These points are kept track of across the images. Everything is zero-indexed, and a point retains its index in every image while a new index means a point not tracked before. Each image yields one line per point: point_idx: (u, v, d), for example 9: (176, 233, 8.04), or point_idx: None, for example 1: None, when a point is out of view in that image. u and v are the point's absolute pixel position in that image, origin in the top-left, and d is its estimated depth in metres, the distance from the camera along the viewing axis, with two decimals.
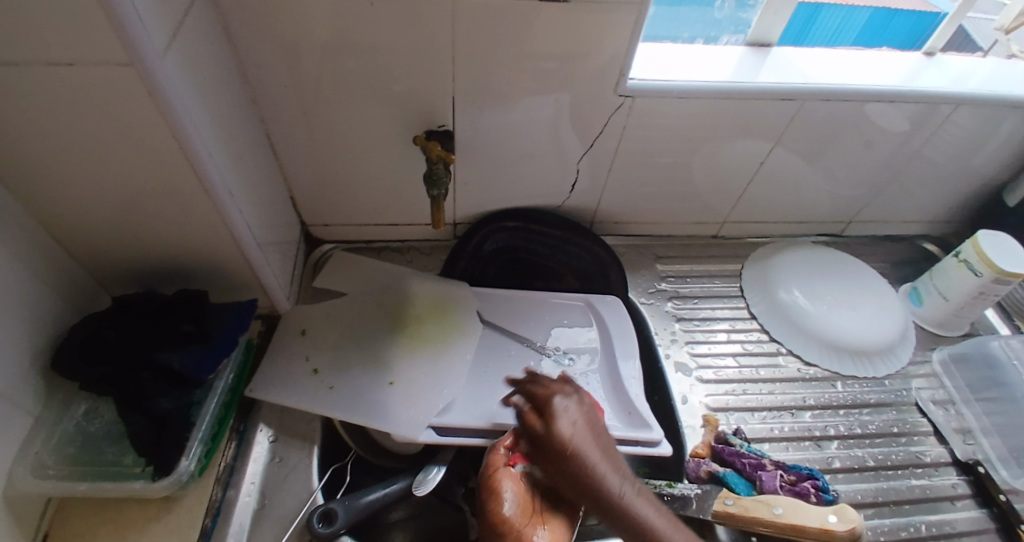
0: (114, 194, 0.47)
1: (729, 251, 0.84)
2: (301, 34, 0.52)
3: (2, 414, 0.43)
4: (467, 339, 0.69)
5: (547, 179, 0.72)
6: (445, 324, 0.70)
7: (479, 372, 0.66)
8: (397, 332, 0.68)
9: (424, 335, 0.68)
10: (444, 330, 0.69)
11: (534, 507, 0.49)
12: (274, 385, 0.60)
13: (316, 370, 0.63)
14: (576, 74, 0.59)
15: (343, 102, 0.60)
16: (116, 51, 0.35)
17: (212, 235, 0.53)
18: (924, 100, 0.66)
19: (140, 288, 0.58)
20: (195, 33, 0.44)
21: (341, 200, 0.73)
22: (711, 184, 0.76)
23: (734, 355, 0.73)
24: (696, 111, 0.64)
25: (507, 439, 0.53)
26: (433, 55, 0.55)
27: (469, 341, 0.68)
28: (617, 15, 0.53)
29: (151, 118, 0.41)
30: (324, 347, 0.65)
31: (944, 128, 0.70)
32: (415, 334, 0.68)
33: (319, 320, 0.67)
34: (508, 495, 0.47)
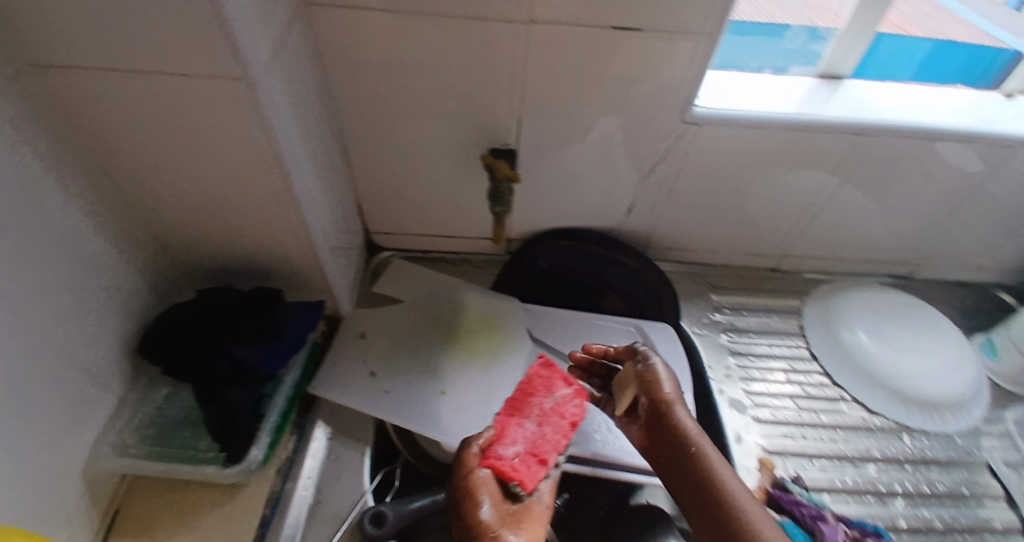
0: (207, 196, 0.51)
1: (788, 285, 0.82)
2: (384, 54, 0.55)
3: (84, 391, 0.47)
4: (516, 355, 0.70)
5: (604, 201, 0.73)
6: (495, 339, 0.71)
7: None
8: (450, 343, 0.69)
9: (477, 348, 0.69)
10: (495, 345, 0.70)
11: (506, 510, 0.48)
12: (332, 385, 0.62)
13: (373, 374, 0.65)
14: (642, 99, 0.59)
15: (415, 119, 0.62)
16: (227, 66, 0.38)
17: (289, 237, 0.56)
18: (1009, 141, 0.62)
19: (218, 283, 0.62)
20: (292, 50, 0.47)
21: (402, 211, 0.75)
22: (772, 214, 0.74)
23: (793, 397, 0.70)
24: (761, 142, 0.63)
25: (479, 438, 0.53)
26: (504, 77, 0.57)
27: (519, 359, 0.69)
28: (688, 43, 0.53)
29: (249, 127, 0.44)
30: (380, 352, 0.67)
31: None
32: (467, 347, 0.69)
33: (377, 325, 0.69)
34: (485, 499, 0.47)
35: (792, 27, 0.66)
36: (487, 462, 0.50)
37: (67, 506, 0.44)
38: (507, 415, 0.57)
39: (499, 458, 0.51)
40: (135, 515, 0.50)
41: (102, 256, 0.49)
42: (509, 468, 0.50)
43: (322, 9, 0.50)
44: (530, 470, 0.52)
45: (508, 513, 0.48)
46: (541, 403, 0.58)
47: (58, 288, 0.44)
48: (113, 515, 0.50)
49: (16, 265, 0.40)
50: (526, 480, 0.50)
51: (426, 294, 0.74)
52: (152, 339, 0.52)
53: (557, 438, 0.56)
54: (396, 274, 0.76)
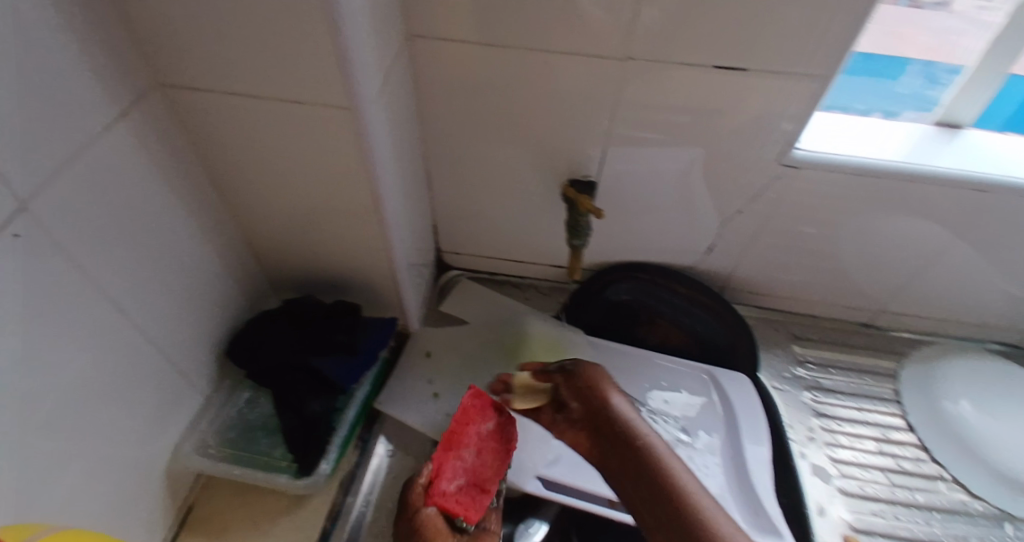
0: (302, 212, 0.53)
1: (882, 344, 0.75)
2: (478, 85, 0.56)
3: (176, 387, 0.50)
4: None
5: (684, 237, 0.70)
6: None
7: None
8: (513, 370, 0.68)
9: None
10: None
11: None
12: (398, 402, 0.63)
13: (437, 395, 0.65)
14: (737, 139, 0.57)
15: (499, 147, 0.63)
16: (341, 96, 0.40)
17: (372, 255, 0.58)
18: None
19: (299, 292, 0.65)
20: (395, 79, 0.49)
21: (476, 233, 0.76)
22: (869, 266, 0.68)
23: (884, 470, 0.64)
24: (866, 190, 0.59)
25: (424, 473, 0.53)
26: (594, 110, 0.57)
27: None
28: (796, 86, 0.50)
29: (351, 153, 0.46)
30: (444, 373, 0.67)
31: None
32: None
33: (442, 345, 0.70)
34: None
35: (909, 68, 0.60)
36: (433, 500, 0.52)
37: (151, 497, 0.48)
38: (444, 448, 0.56)
39: (441, 493, 0.52)
40: (208, 511, 0.54)
41: (205, 262, 0.52)
42: (451, 504, 0.52)
43: (426, 41, 0.52)
44: (474, 502, 0.52)
45: None
46: (478, 429, 0.57)
47: (167, 291, 0.47)
48: (187, 510, 0.53)
49: (137, 269, 0.43)
50: (473, 514, 0.51)
51: (493, 317, 0.74)
52: (239, 344, 0.55)
53: (496, 463, 0.56)
54: (463, 294, 0.77)
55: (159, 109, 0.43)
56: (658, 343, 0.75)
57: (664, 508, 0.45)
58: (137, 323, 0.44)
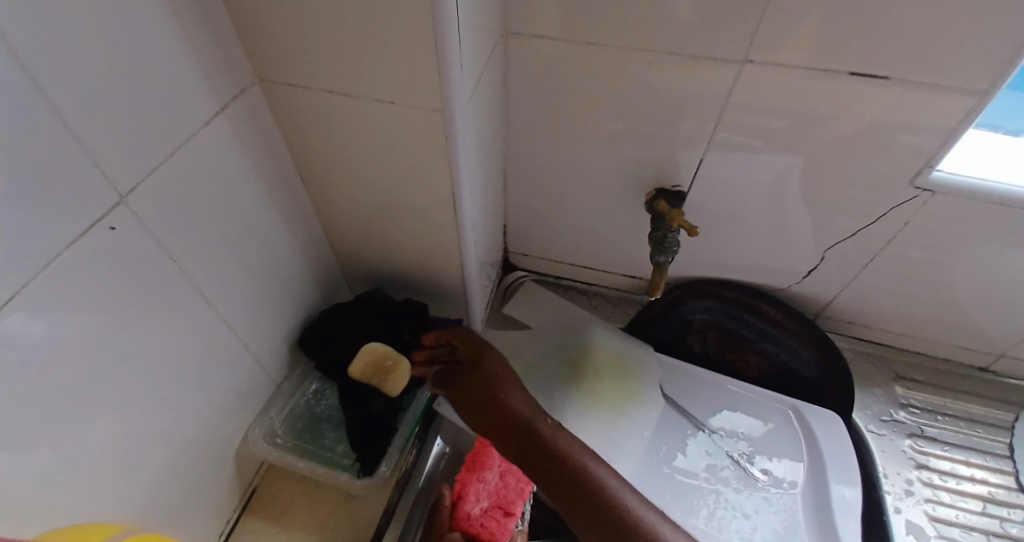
0: (379, 210, 0.53)
1: (1003, 394, 0.66)
2: (570, 85, 0.53)
3: (251, 374, 0.52)
4: (647, 409, 0.64)
5: (777, 257, 0.64)
6: (623, 387, 0.65)
7: (658, 455, 0.61)
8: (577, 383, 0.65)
9: (606, 394, 0.65)
10: (623, 394, 0.65)
11: None
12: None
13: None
14: (858, 156, 0.50)
15: (583, 150, 0.60)
16: (434, 97, 0.39)
17: (446, 256, 0.56)
18: None
19: (370, 286, 0.65)
20: (486, 79, 0.47)
21: (547, 237, 0.74)
22: (997, 307, 0.60)
23: (989, 535, 0.56)
24: (1013, 222, 0.51)
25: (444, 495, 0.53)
26: (694, 116, 0.52)
27: (650, 414, 0.63)
28: (946, 99, 0.44)
29: (436, 154, 0.44)
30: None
31: None
32: (594, 391, 0.65)
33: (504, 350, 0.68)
34: None
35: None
36: (457, 524, 0.51)
37: (219, 475, 0.50)
38: (468, 469, 0.55)
39: (465, 517, 0.51)
40: (270, 497, 0.55)
41: (286, 253, 0.53)
42: (477, 528, 0.51)
43: (521, 38, 0.50)
44: (499, 525, 0.51)
45: None
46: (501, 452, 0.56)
47: (250, 280, 0.48)
48: (250, 494, 0.55)
49: (224, 258, 0.44)
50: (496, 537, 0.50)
51: (559, 324, 0.71)
52: (313, 336, 0.56)
53: (520, 484, 0.54)
54: (528, 297, 0.75)
55: (258, 102, 0.44)
56: (716, 354, 0.71)
57: (576, 499, 0.46)
58: (220, 311, 0.45)
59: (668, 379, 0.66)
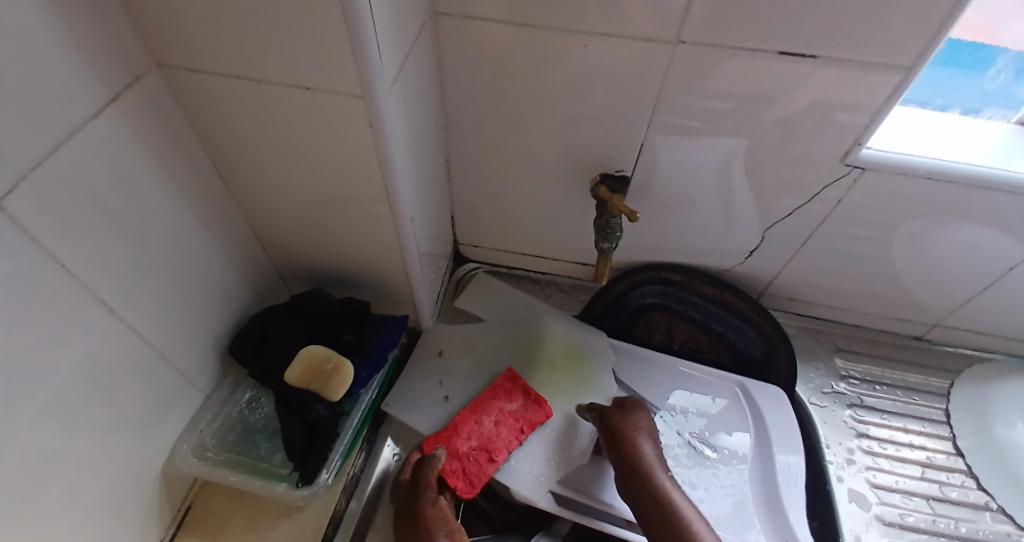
0: (310, 205, 0.50)
1: (935, 360, 0.69)
2: (507, 69, 0.51)
3: (175, 386, 0.48)
4: (596, 395, 0.63)
5: (722, 237, 0.65)
6: (575, 375, 0.64)
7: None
8: (529, 373, 0.64)
9: (557, 377, 0.64)
10: (571, 380, 0.64)
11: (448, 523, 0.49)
12: (408, 407, 0.60)
13: (447, 398, 0.62)
14: (792, 135, 0.51)
15: (524, 137, 0.58)
16: (354, 82, 0.36)
17: (386, 252, 0.54)
18: None
19: (310, 285, 0.63)
20: (414, 63, 0.45)
21: (495, 227, 0.72)
22: (926, 277, 0.62)
23: (928, 499, 0.59)
24: (938, 196, 0.53)
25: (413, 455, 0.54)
26: (632, 99, 0.52)
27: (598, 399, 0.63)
28: (872, 76, 0.44)
29: (363, 143, 0.42)
30: (459, 374, 0.64)
31: None
32: (544, 380, 0.64)
33: (454, 344, 0.66)
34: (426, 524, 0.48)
35: (1000, 61, 0.56)
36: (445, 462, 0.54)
37: (145, 496, 0.47)
38: (468, 410, 0.59)
39: (454, 453, 0.55)
40: (206, 515, 0.53)
41: (209, 254, 0.50)
42: (463, 465, 0.54)
43: (451, 18, 0.48)
44: (480, 467, 0.55)
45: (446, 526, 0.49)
46: (502, 406, 0.59)
47: (165, 285, 0.44)
48: (185, 512, 0.53)
49: (131, 264, 0.40)
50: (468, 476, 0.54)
51: (511, 316, 0.70)
52: (246, 341, 0.53)
53: (511, 437, 0.57)
54: (478, 290, 0.73)
55: (162, 90, 0.40)
56: (668, 338, 0.72)
57: None
58: (131, 322, 0.41)
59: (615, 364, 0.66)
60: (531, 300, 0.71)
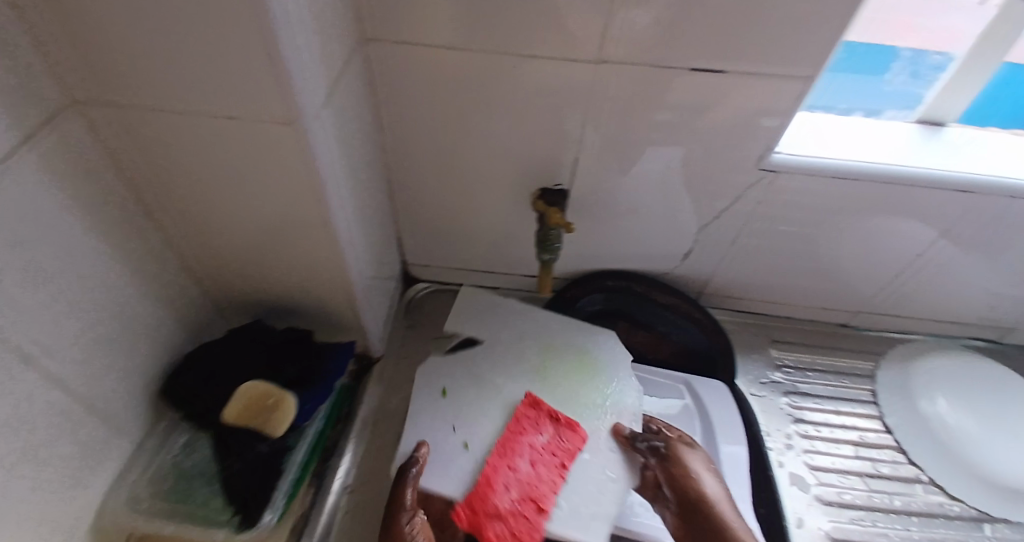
0: (243, 234, 0.49)
1: (860, 344, 0.75)
2: (440, 89, 0.52)
3: (101, 435, 0.45)
4: (619, 412, 0.60)
5: (661, 243, 0.68)
6: (590, 387, 0.62)
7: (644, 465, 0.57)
8: (546, 399, 0.60)
9: (579, 399, 0.61)
10: (590, 399, 0.61)
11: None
12: (425, 459, 0.55)
13: (468, 445, 0.56)
14: (712, 143, 0.55)
15: (463, 155, 0.59)
16: (279, 109, 0.36)
17: (327, 278, 0.53)
18: None
19: (250, 317, 0.60)
20: (345, 88, 0.45)
21: (443, 245, 0.72)
22: (844, 268, 0.67)
23: (862, 476, 0.62)
24: (844, 192, 0.58)
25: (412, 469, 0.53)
26: (564, 116, 0.54)
27: (622, 416, 0.59)
28: (776, 86, 0.49)
29: (294, 170, 0.41)
30: (466, 408, 0.59)
31: None
32: (562, 404, 0.60)
33: (458, 379, 0.61)
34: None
35: (895, 64, 0.60)
36: (488, 519, 0.50)
37: None
38: (497, 455, 0.55)
39: (497, 512, 0.51)
40: None
41: (136, 292, 0.47)
42: (513, 522, 0.50)
43: (382, 44, 0.48)
44: (530, 521, 0.51)
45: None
46: (532, 443, 0.56)
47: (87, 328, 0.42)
48: None
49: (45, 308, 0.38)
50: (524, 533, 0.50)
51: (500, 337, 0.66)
52: (183, 381, 0.50)
53: (552, 478, 0.54)
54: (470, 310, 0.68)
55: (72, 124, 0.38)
56: None
57: None
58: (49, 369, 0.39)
59: (630, 376, 0.63)
60: (532, 312, 0.68)
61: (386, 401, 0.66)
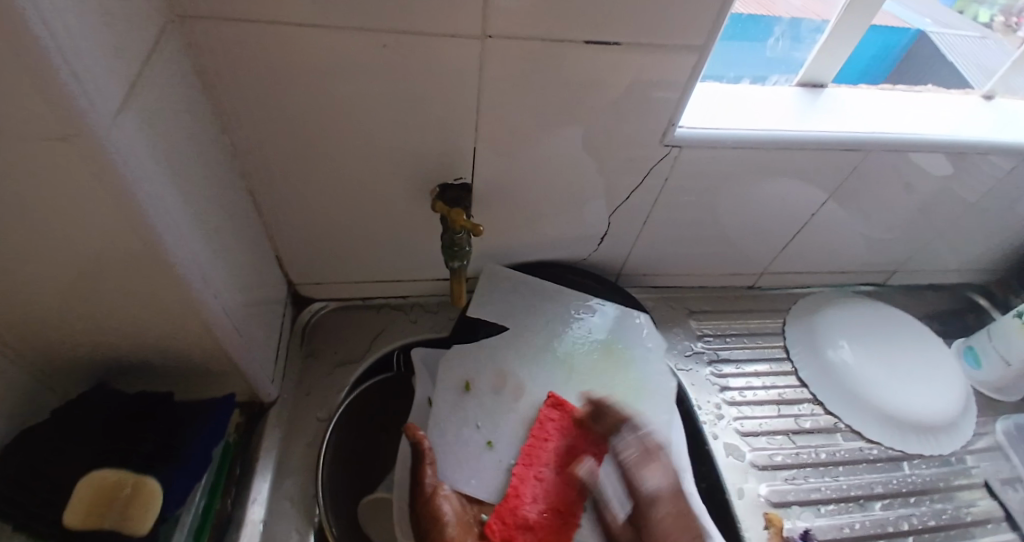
0: (46, 288, 0.37)
1: (768, 304, 0.77)
2: (297, 76, 0.43)
3: None
4: (648, 395, 0.61)
5: (572, 229, 0.64)
6: (622, 372, 0.62)
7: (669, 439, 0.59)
8: (575, 387, 0.60)
9: (609, 381, 0.61)
10: (622, 383, 0.61)
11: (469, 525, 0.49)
12: (450, 466, 0.54)
13: (491, 442, 0.56)
14: (615, 121, 0.51)
15: (341, 154, 0.51)
16: (48, 118, 0.26)
17: (185, 323, 0.43)
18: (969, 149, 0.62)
19: (88, 385, 0.48)
20: (157, 82, 0.35)
21: (335, 258, 0.63)
22: (748, 234, 0.69)
23: (789, 434, 0.64)
24: (744, 161, 0.57)
25: (427, 458, 0.51)
26: (452, 101, 0.47)
27: (653, 398, 0.60)
28: (673, 58, 0.46)
29: (97, 198, 0.31)
30: (497, 408, 0.58)
31: (988, 173, 0.66)
32: (591, 389, 0.60)
33: (486, 376, 0.60)
34: (449, 524, 0.47)
35: (775, 31, 0.61)
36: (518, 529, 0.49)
37: None
38: (524, 465, 0.53)
39: (526, 524, 0.50)
40: None
41: None
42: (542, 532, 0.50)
43: (205, 21, 0.38)
44: (557, 530, 0.50)
45: (471, 524, 0.49)
46: (557, 447, 0.55)
47: None
48: None
49: None
50: None
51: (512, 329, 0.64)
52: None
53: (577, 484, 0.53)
54: (516, 291, 0.66)
55: None
56: None
57: None
58: None
59: (659, 360, 0.64)
60: (553, 299, 0.66)
61: (288, 451, 0.56)
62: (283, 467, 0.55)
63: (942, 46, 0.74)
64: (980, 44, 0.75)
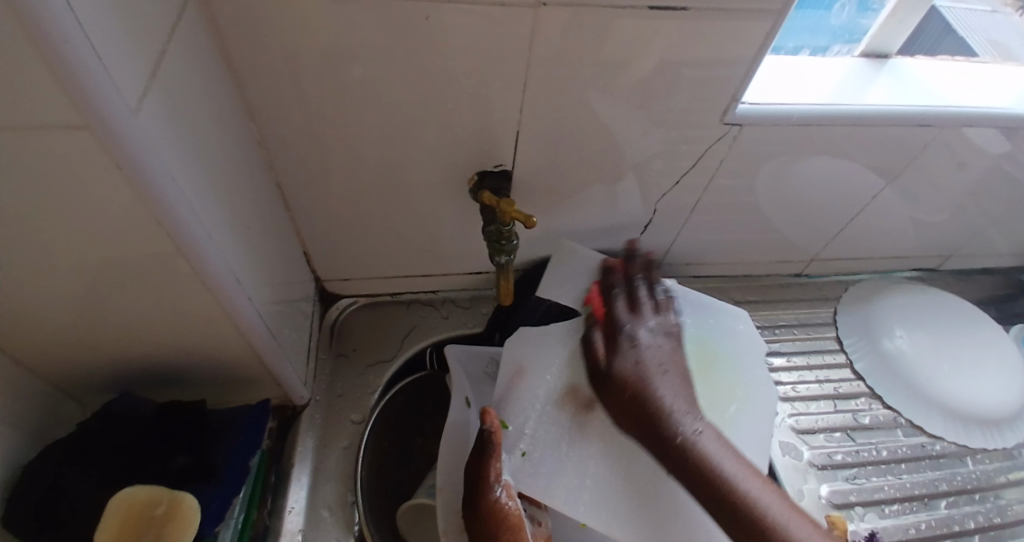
0: (71, 297, 0.34)
1: (815, 292, 0.74)
2: (328, 54, 0.39)
3: None
4: (751, 411, 0.53)
5: (613, 216, 0.60)
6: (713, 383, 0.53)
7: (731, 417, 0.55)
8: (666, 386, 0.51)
9: (714, 388, 0.53)
10: (723, 388, 0.54)
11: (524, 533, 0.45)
12: None
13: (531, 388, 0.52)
14: (672, 99, 0.47)
15: (375, 141, 0.47)
16: (63, 108, 0.22)
17: (216, 327, 0.40)
18: None
19: (116, 394, 0.45)
20: (179, 60, 0.31)
21: (364, 254, 0.60)
22: (800, 220, 0.65)
23: (846, 431, 0.61)
24: (806, 140, 0.53)
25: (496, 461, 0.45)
26: (495, 81, 0.43)
27: (756, 415, 0.53)
28: (739, 24, 0.41)
29: (122, 196, 0.27)
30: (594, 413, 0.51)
31: None
32: (686, 386, 0.52)
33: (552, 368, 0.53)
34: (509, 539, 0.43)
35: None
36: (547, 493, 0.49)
37: None
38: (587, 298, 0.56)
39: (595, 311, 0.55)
40: None
41: None
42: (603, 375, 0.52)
43: None
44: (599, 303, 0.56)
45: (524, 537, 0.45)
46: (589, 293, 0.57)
47: None
48: None
49: None
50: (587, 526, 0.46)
51: (599, 307, 0.56)
52: (14, 527, 0.36)
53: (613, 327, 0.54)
54: (561, 273, 0.60)
55: None
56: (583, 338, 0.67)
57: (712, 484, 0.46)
58: None
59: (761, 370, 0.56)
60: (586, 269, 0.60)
61: (324, 457, 0.54)
62: (320, 474, 0.53)
63: (954, 22, 0.67)
64: (988, 19, 0.70)
